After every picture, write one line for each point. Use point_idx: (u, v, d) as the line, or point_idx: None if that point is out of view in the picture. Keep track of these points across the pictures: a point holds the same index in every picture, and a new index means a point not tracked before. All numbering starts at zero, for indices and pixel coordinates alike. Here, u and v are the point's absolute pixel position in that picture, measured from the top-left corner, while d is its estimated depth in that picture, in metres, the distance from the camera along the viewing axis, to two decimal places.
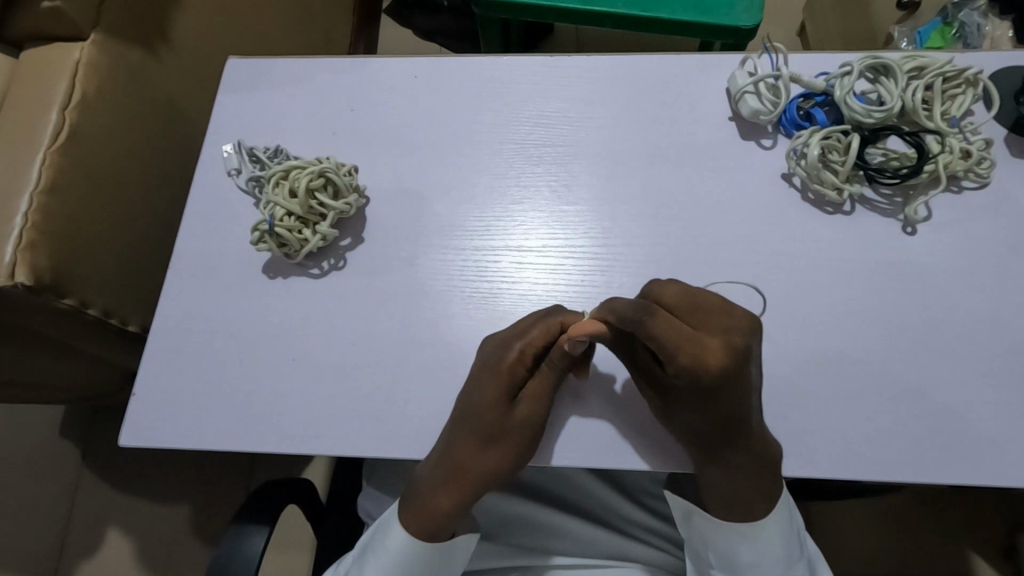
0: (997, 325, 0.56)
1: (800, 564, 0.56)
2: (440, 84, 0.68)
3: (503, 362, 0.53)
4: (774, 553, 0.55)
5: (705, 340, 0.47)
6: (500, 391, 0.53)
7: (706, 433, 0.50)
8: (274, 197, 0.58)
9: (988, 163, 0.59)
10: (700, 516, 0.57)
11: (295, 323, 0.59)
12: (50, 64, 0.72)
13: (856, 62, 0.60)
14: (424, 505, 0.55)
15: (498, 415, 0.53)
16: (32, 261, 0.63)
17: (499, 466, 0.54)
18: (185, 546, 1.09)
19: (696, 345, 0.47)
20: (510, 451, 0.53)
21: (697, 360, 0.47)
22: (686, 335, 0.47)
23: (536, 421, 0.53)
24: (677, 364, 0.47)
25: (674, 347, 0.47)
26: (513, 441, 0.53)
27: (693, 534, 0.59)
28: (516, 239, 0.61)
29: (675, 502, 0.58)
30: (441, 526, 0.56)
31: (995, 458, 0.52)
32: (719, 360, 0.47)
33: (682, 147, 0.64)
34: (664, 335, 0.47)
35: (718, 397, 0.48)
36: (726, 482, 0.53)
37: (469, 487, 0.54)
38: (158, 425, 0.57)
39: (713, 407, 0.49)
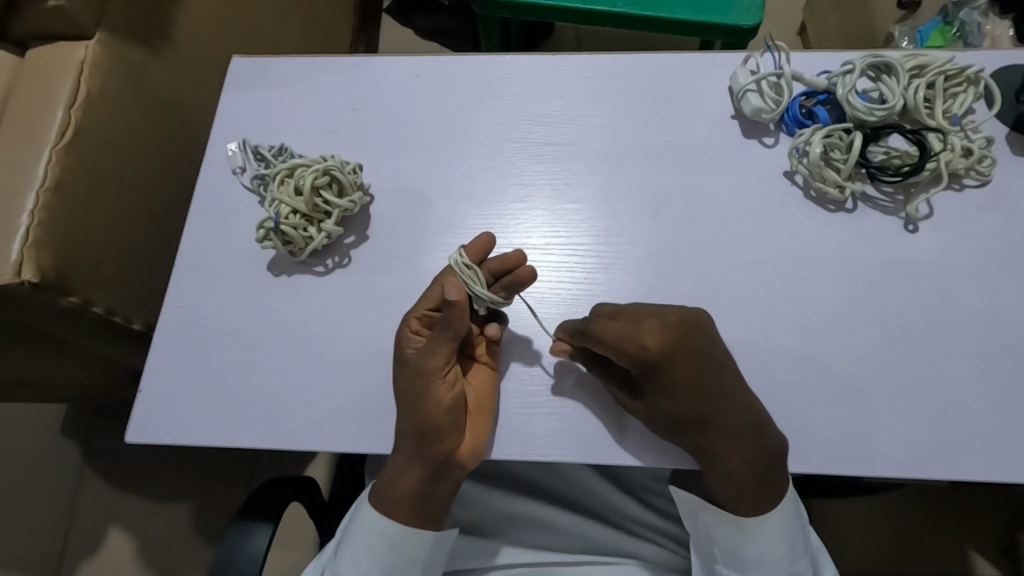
0: (999, 322, 0.56)
1: (803, 558, 0.56)
2: (443, 82, 0.69)
3: (403, 324, 0.54)
4: (779, 549, 0.55)
5: (643, 327, 0.51)
6: (400, 352, 0.53)
7: (690, 420, 0.51)
8: (279, 195, 0.59)
9: (989, 161, 0.59)
10: (706, 512, 0.57)
11: (300, 320, 0.60)
12: (55, 63, 0.72)
13: (857, 61, 0.60)
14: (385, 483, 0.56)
15: (400, 375, 0.53)
16: (37, 259, 0.64)
17: (414, 427, 0.52)
18: (187, 545, 1.09)
19: (637, 331, 0.50)
20: (417, 409, 0.51)
21: (640, 345, 0.50)
22: (626, 327, 0.51)
23: (433, 373, 0.51)
24: (626, 354, 0.51)
25: (619, 342, 0.50)
26: (418, 396, 0.51)
27: (698, 529, 0.59)
28: (517, 236, 0.62)
29: (680, 498, 0.59)
30: (417, 506, 0.55)
31: (997, 454, 0.52)
32: (658, 342, 0.50)
33: (685, 145, 0.64)
34: (606, 334, 0.51)
35: (674, 375, 0.51)
36: (731, 479, 0.53)
37: (404, 456, 0.53)
38: (164, 421, 0.57)
39: (674, 388, 0.51)
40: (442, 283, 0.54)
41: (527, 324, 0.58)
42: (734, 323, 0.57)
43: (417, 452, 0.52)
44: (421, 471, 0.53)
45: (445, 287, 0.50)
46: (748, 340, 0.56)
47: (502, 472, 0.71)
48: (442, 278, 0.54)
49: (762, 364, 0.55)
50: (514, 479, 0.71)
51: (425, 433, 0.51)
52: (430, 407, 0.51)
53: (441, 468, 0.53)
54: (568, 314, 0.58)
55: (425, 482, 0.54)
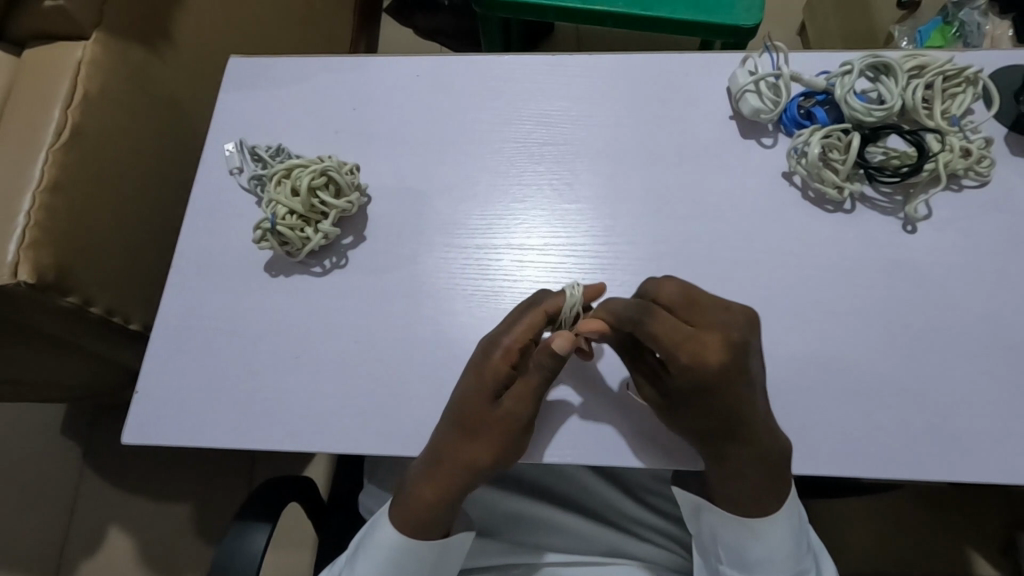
0: (997, 323, 0.56)
1: (808, 556, 0.56)
2: (442, 83, 0.69)
3: (490, 358, 0.53)
4: (783, 548, 0.55)
5: (705, 338, 0.49)
6: (486, 386, 0.53)
7: (716, 428, 0.51)
8: (276, 196, 0.59)
9: (988, 162, 0.59)
10: (709, 512, 0.57)
11: (298, 321, 0.60)
12: (53, 63, 0.72)
13: (856, 61, 0.60)
14: (414, 500, 0.56)
15: (485, 411, 0.53)
16: (35, 259, 0.63)
17: (485, 460, 0.54)
18: (187, 545, 1.09)
19: (698, 342, 0.49)
20: (495, 446, 0.53)
21: (700, 357, 0.48)
22: (684, 333, 0.49)
23: (522, 419, 0.53)
24: (678, 364, 0.49)
25: (675, 346, 0.48)
26: (499, 436, 0.53)
27: (703, 529, 0.59)
28: (517, 237, 0.62)
29: (683, 498, 0.59)
30: (432, 523, 0.56)
31: (995, 456, 0.52)
32: (719, 359, 0.48)
33: (684, 146, 0.64)
34: (661, 334, 0.48)
35: (724, 393, 0.49)
36: (739, 479, 0.53)
37: (458, 482, 0.55)
38: (162, 421, 0.57)
39: (719, 402, 0.50)
40: (543, 309, 0.54)
41: None
42: None
43: (472, 478, 0.55)
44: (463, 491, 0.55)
45: (560, 343, 0.50)
46: None
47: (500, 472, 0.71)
48: (546, 306, 0.54)
49: None
50: (514, 479, 0.71)
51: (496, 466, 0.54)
52: (510, 448, 0.53)
53: (468, 488, 0.56)
54: None
55: (449, 500, 0.55)
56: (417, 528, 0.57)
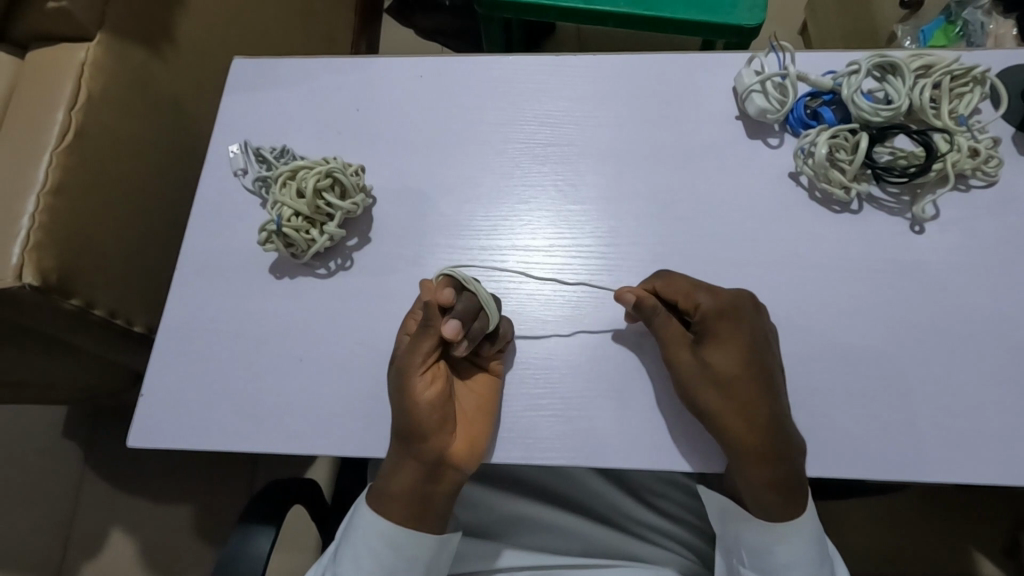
0: (1005, 324, 0.56)
1: (830, 564, 0.56)
2: (447, 84, 0.68)
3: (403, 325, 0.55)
4: (807, 553, 0.55)
5: (716, 286, 0.54)
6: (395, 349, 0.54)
7: (735, 396, 0.51)
8: (281, 197, 0.58)
9: (996, 162, 0.58)
10: (739, 513, 0.57)
11: (302, 323, 0.59)
12: (57, 64, 0.72)
13: (862, 61, 0.59)
14: (380, 486, 0.55)
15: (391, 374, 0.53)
16: (38, 262, 0.63)
17: (399, 426, 0.52)
18: (189, 547, 1.09)
19: (709, 287, 0.54)
20: (400, 409, 0.51)
21: (713, 297, 0.53)
22: (697, 281, 0.54)
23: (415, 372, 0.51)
24: (703, 310, 0.53)
25: (690, 290, 0.54)
26: (400, 396, 0.51)
27: (728, 531, 0.59)
28: (520, 237, 0.61)
29: (711, 498, 0.59)
30: (402, 509, 0.55)
31: (1003, 457, 0.52)
32: (723, 294, 0.53)
33: (689, 146, 0.63)
34: (680, 280, 0.55)
35: (731, 336, 0.52)
36: (755, 480, 0.52)
37: (399, 455, 0.53)
38: (166, 424, 0.57)
39: (728, 351, 0.52)
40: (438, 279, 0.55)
41: (531, 327, 0.58)
42: None
43: (406, 451, 0.52)
44: (414, 472, 0.53)
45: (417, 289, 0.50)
46: None
47: (507, 475, 0.71)
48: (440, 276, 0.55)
49: None
50: (516, 481, 0.71)
51: (415, 430, 0.51)
52: (414, 405, 0.51)
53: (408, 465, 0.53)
54: (573, 317, 0.58)
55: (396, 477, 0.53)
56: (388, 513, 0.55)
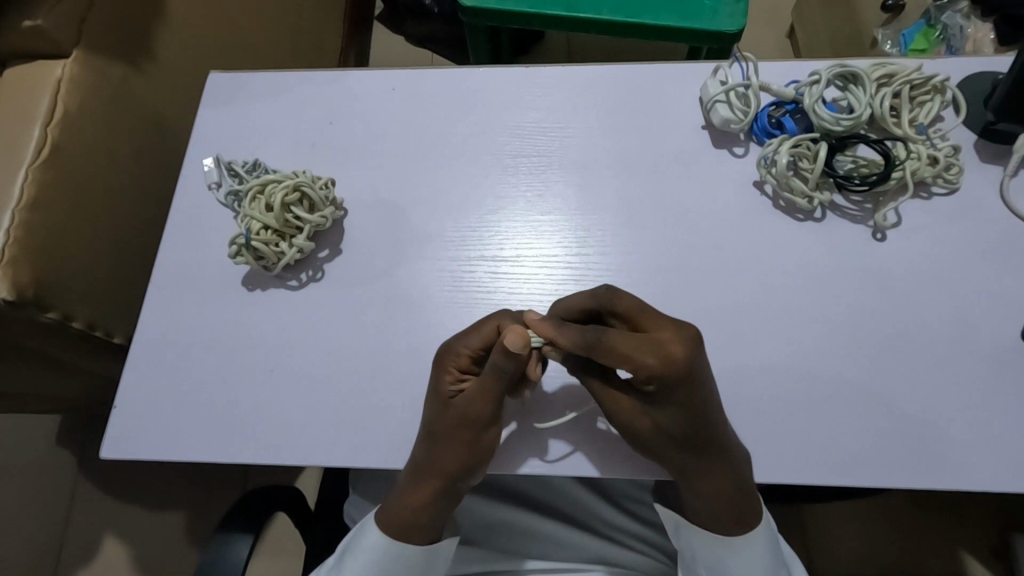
0: (966, 330, 0.56)
1: (784, 570, 0.57)
2: (419, 96, 0.69)
3: (452, 361, 0.53)
4: (752, 561, 0.56)
5: (663, 335, 0.49)
6: (447, 387, 0.53)
7: (689, 440, 0.50)
8: (250, 211, 0.59)
9: (956, 169, 0.59)
10: (689, 531, 0.57)
11: (275, 334, 0.60)
12: (34, 80, 0.73)
13: (824, 71, 0.60)
14: (401, 508, 0.57)
15: (449, 418, 0.53)
16: (14, 276, 0.64)
17: (453, 466, 0.54)
18: (179, 553, 1.10)
19: (656, 341, 0.48)
20: (459, 447, 0.53)
21: (665, 356, 0.48)
22: (640, 339, 0.48)
23: (485, 418, 0.53)
24: (647, 369, 0.48)
25: (634, 352, 0.48)
26: (463, 435, 0.53)
27: (683, 545, 0.59)
28: (491, 249, 0.62)
29: (664, 514, 0.59)
30: (415, 528, 0.57)
31: (963, 462, 0.52)
32: (680, 351, 0.48)
33: (656, 156, 0.64)
34: (622, 346, 0.48)
35: (689, 397, 0.49)
36: (713, 500, 0.54)
37: (435, 483, 0.55)
38: (139, 436, 0.58)
39: (688, 409, 0.49)
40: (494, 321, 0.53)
41: None
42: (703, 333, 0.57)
43: (448, 481, 0.55)
44: (448, 499, 0.56)
45: (511, 338, 0.49)
46: (717, 350, 0.57)
47: (487, 481, 0.71)
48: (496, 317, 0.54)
49: (730, 374, 0.56)
50: (499, 488, 0.71)
51: (469, 465, 0.54)
52: (477, 447, 0.53)
53: (449, 495, 0.56)
54: None
55: (432, 508, 0.56)
56: (409, 535, 0.57)
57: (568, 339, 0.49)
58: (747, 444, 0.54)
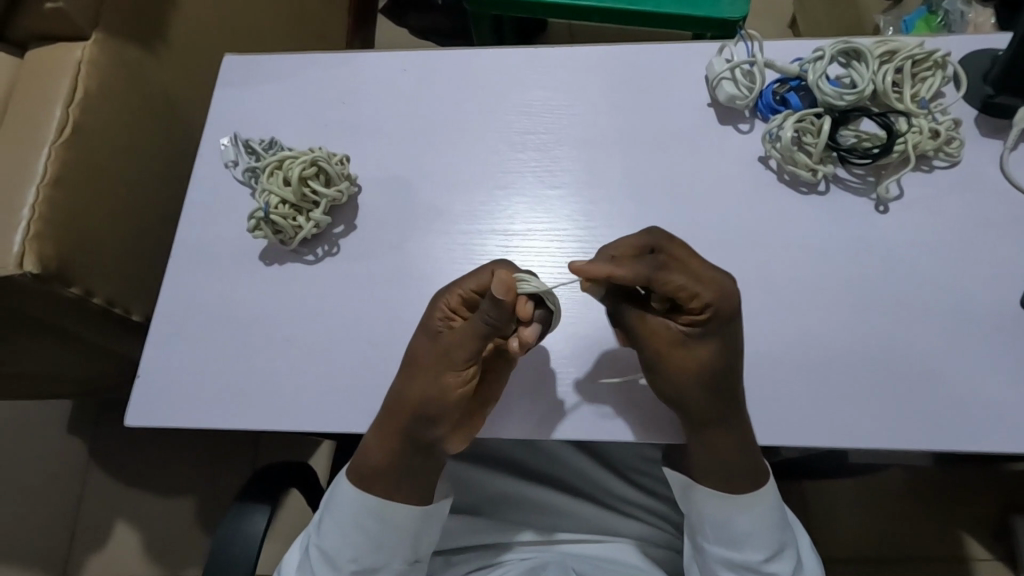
0: (967, 298, 0.58)
1: (785, 531, 0.58)
2: (430, 76, 0.71)
3: (444, 300, 0.55)
4: (759, 519, 0.57)
5: (713, 274, 0.52)
6: (434, 327, 0.54)
7: (720, 384, 0.52)
8: (269, 186, 0.61)
9: (957, 143, 0.61)
10: (697, 491, 0.59)
11: (291, 307, 0.62)
12: (54, 63, 0.74)
13: (827, 47, 0.61)
14: (364, 452, 0.58)
15: (421, 354, 0.54)
16: (38, 251, 0.66)
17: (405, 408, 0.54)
18: (192, 534, 1.12)
19: (711, 278, 0.51)
20: (426, 391, 0.53)
21: (720, 291, 0.51)
22: (695, 273, 0.51)
23: (455, 365, 0.53)
24: (703, 302, 0.50)
25: (696, 287, 0.50)
26: (434, 379, 0.53)
27: (690, 508, 0.60)
28: (500, 222, 0.64)
29: (673, 478, 0.61)
30: (372, 475, 0.58)
31: (964, 424, 0.54)
32: (731, 286, 0.51)
33: (664, 132, 0.66)
34: (680, 276, 0.51)
35: (732, 335, 0.52)
36: (721, 452, 0.55)
37: (395, 431, 0.55)
38: (161, 405, 0.59)
39: (727, 349, 0.52)
40: (490, 270, 0.54)
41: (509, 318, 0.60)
42: None
43: (408, 429, 0.55)
44: (400, 448, 0.56)
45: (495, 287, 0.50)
46: None
47: (494, 454, 0.73)
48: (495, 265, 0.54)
49: None
50: (502, 460, 0.73)
51: (431, 415, 0.54)
52: (432, 396, 0.53)
53: (399, 444, 0.56)
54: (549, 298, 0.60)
55: (385, 453, 0.56)
56: (367, 481, 0.59)
57: (628, 273, 0.51)
58: (753, 411, 0.55)
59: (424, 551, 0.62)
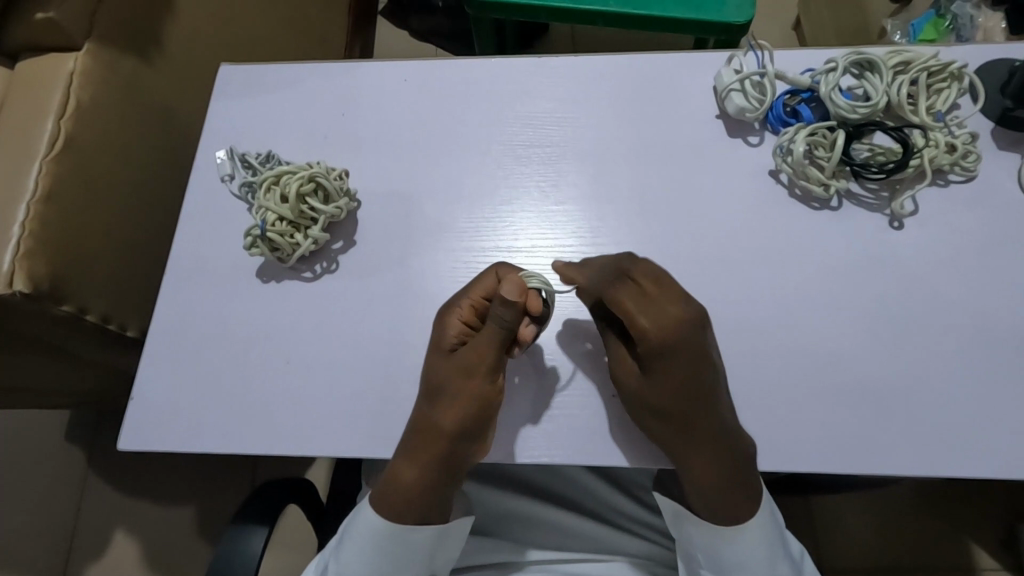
0: (984, 318, 0.56)
1: (783, 562, 0.57)
2: (431, 87, 0.69)
3: (455, 313, 0.54)
4: (756, 551, 0.56)
5: (667, 302, 0.50)
6: (447, 343, 0.54)
7: (682, 413, 0.51)
8: (266, 203, 0.59)
9: (974, 156, 0.59)
10: (688, 521, 0.57)
11: (289, 326, 0.60)
12: (46, 74, 0.73)
13: (840, 58, 0.60)
14: (393, 482, 0.55)
15: (445, 370, 0.53)
16: (29, 269, 0.64)
17: (444, 425, 0.53)
18: (190, 547, 1.10)
19: (657, 308, 0.50)
20: (461, 400, 0.52)
21: (658, 319, 0.49)
22: (644, 298, 0.50)
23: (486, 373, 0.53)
24: (640, 329, 0.50)
25: (636, 312, 0.50)
26: (463, 392, 0.53)
27: (682, 536, 0.59)
28: (504, 238, 0.62)
29: (664, 504, 0.59)
30: (408, 504, 0.55)
31: (982, 449, 0.52)
32: (677, 314, 0.50)
33: (670, 145, 0.64)
34: (623, 300, 0.50)
35: (678, 364, 0.50)
36: (705, 485, 0.53)
37: (430, 450, 0.53)
38: (155, 428, 0.58)
39: (675, 378, 0.50)
40: (495, 275, 0.55)
41: None
42: (719, 323, 0.57)
43: (444, 447, 0.53)
44: (442, 469, 0.54)
45: (507, 288, 0.51)
46: (733, 340, 0.56)
47: (497, 470, 0.72)
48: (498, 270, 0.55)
49: (747, 364, 0.56)
50: (506, 476, 0.72)
51: (467, 428, 0.53)
52: (472, 407, 0.53)
53: (442, 464, 0.54)
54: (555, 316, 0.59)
55: (426, 478, 0.54)
56: (402, 513, 0.56)
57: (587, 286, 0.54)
58: (764, 435, 0.54)
59: (440, 565, 0.61)
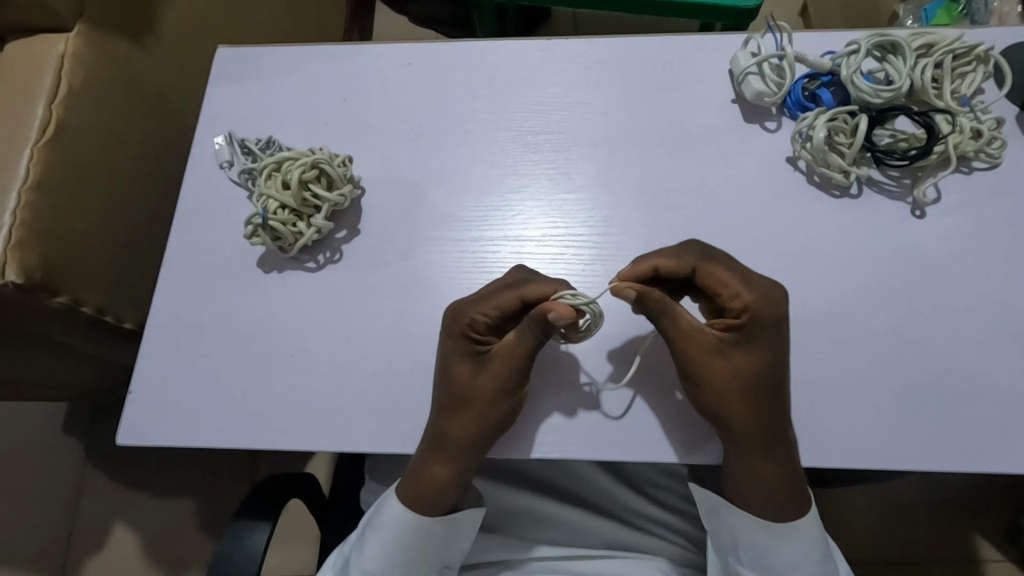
0: (1010, 311, 0.54)
1: (829, 560, 0.54)
2: (438, 71, 0.67)
3: (463, 321, 0.52)
4: (804, 547, 0.53)
5: (755, 279, 0.51)
6: (465, 346, 0.53)
7: (765, 395, 0.50)
8: (266, 190, 0.57)
9: (1000, 143, 0.57)
10: (730, 512, 0.55)
11: (293, 318, 0.58)
12: (36, 57, 0.70)
13: (862, 40, 0.58)
14: (425, 478, 0.54)
15: (466, 376, 0.52)
16: (21, 259, 0.62)
17: (463, 430, 0.52)
18: (190, 541, 1.09)
19: (751, 282, 0.51)
20: (482, 409, 0.52)
21: (759, 291, 0.50)
22: (735, 272, 0.51)
23: (504, 385, 0.52)
24: (746, 301, 0.50)
25: (738, 285, 0.50)
26: (482, 403, 0.52)
27: (722, 529, 0.56)
28: (513, 228, 0.60)
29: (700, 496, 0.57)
30: (439, 495, 0.55)
31: (1006, 445, 0.51)
32: (772, 291, 0.51)
33: (685, 133, 0.62)
34: (721, 276, 0.51)
35: (767, 342, 0.50)
36: (766, 479, 0.51)
37: (461, 443, 0.52)
38: (154, 422, 0.56)
39: (764, 357, 0.50)
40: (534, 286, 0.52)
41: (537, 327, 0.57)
42: None
43: (478, 445, 0.53)
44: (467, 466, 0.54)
45: (556, 314, 0.48)
46: None
47: (508, 467, 0.70)
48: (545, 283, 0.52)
49: None
50: (516, 473, 0.70)
51: (494, 432, 0.53)
52: (486, 413, 0.52)
53: (471, 462, 0.54)
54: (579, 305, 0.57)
55: (455, 477, 0.54)
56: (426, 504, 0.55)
57: (672, 265, 0.52)
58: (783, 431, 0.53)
59: (453, 557, 0.59)
